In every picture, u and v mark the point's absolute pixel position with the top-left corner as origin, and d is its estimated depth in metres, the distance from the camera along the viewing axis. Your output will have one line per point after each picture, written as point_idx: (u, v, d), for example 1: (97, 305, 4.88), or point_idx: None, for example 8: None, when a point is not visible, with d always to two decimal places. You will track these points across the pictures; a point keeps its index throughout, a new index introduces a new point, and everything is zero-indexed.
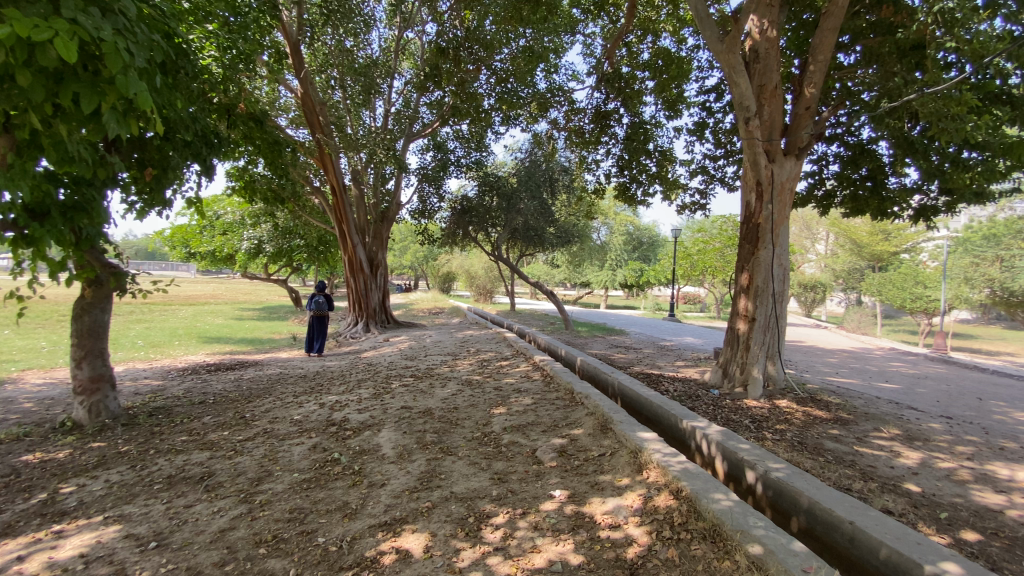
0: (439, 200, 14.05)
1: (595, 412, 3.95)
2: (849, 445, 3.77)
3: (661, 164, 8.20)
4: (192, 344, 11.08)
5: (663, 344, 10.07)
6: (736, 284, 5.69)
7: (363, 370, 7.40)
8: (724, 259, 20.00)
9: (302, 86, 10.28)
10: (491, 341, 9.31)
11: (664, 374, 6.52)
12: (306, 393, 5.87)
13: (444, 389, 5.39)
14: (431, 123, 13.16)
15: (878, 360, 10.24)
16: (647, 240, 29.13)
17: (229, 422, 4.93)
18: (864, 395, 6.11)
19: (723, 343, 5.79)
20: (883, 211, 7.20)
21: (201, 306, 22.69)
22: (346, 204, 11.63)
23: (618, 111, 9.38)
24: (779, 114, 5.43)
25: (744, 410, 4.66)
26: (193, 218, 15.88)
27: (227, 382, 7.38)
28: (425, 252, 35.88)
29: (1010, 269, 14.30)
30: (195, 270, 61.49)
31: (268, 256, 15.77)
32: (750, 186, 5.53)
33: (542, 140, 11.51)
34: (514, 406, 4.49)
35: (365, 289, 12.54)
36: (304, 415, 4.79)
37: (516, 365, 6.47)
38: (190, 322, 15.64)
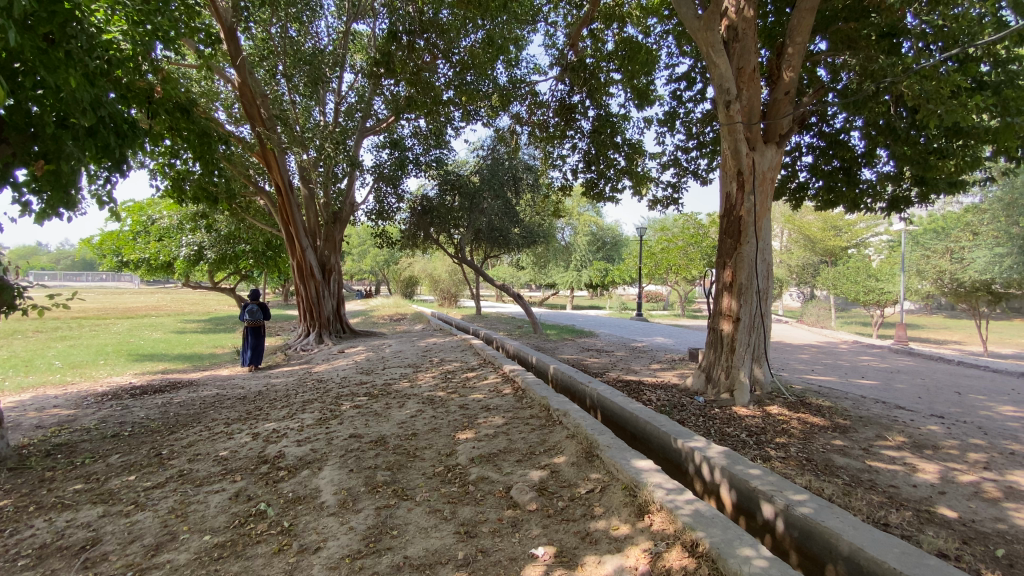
0: (397, 200, 13.28)
1: (577, 435, 3.40)
2: (860, 459, 3.36)
3: (630, 157, 7.75)
4: (118, 363, 9.90)
5: (635, 345, 9.67)
6: (717, 281, 5.27)
7: (313, 388, 6.62)
8: (688, 257, 20.01)
9: (239, 75, 9.36)
10: (455, 349, 8.67)
11: (643, 380, 6.07)
12: (241, 420, 5.06)
13: (402, 409, 4.72)
14: (386, 120, 12.38)
15: (846, 354, 10.17)
16: (611, 240, 29.06)
17: (139, 462, 4.11)
18: (849, 394, 5.82)
19: (705, 345, 5.35)
20: (856, 203, 7.00)
21: (139, 319, 20.92)
22: (293, 205, 10.74)
23: (583, 104, 8.92)
24: (758, 99, 5.03)
25: (737, 421, 4.19)
26: (124, 224, 14.51)
27: (151, 408, 6.42)
28: (384, 256, 34.66)
29: (960, 260, 14.74)
30: (138, 284, 57.90)
31: (211, 263, 14.56)
32: (730, 175, 5.09)
33: (504, 136, 10.96)
34: (482, 429, 3.88)
35: (317, 296, 11.65)
36: (231, 451, 4.03)
37: (484, 378, 5.85)
38: (123, 338, 14.22)
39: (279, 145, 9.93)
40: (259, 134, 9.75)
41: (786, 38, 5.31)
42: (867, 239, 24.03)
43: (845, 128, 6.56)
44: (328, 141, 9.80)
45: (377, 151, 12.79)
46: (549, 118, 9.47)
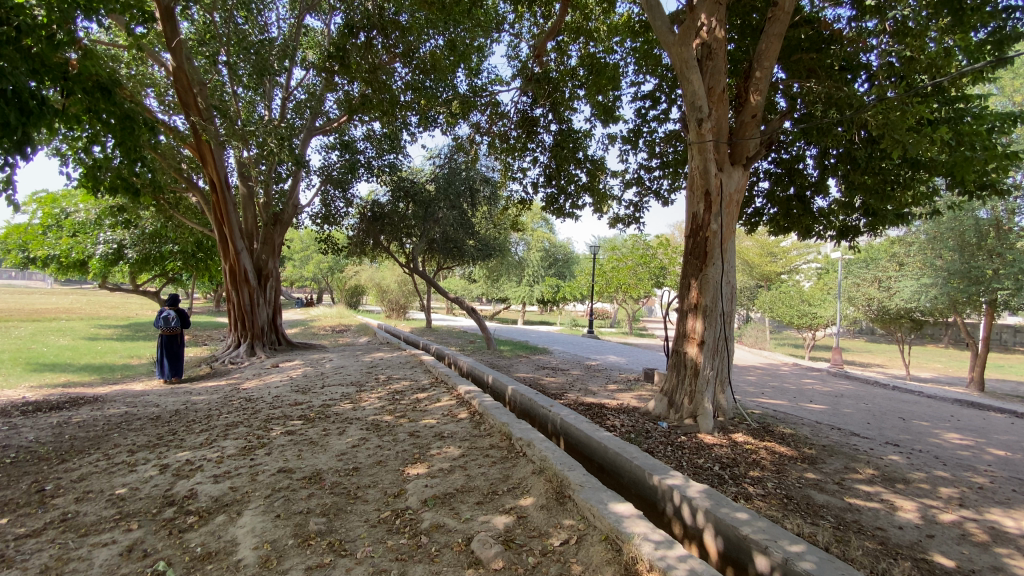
0: (346, 205, 12.58)
1: (544, 470, 3.04)
2: (838, 496, 3.21)
3: (593, 173, 7.59)
4: (10, 374, 8.60)
5: (589, 364, 9.49)
6: (680, 303, 5.11)
7: (240, 409, 5.89)
8: (638, 277, 20.31)
9: (173, 59, 8.53)
10: (404, 366, 8.12)
11: (603, 402, 5.81)
12: (148, 448, 4.33)
13: (343, 437, 4.18)
14: (337, 120, 11.73)
15: (790, 377, 10.44)
16: (563, 257, 29.36)
17: (11, 500, 3.32)
18: (805, 419, 5.82)
19: (667, 368, 5.16)
20: (808, 230, 7.13)
21: (44, 324, 18.66)
22: (228, 204, 9.88)
23: (545, 118, 8.75)
24: (726, 119, 4.95)
25: (707, 450, 3.98)
26: (33, 216, 13.00)
27: (42, 429, 5.48)
28: (328, 263, 33.13)
29: (886, 288, 15.80)
30: (50, 283, 52.95)
31: (132, 263, 13.20)
32: (697, 195, 4.95)
33: (462, 146, 10.63)
34: (435, 462, 3.44)
35: (251, 304, 10.71)
36: (132, 488, 3.35)
37: (435, 399, 5.38)
38: (20, 344, 12.52)
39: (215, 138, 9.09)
40: (193, 124, 8.93)
41: (753, 61, 5.29)
42: (799, 266, 25.50)
43: (801, 156, 6.68)
44: (272, 137, 9.08)
45: (325, 152, 12.10)
46: (509, 130, 9.23)
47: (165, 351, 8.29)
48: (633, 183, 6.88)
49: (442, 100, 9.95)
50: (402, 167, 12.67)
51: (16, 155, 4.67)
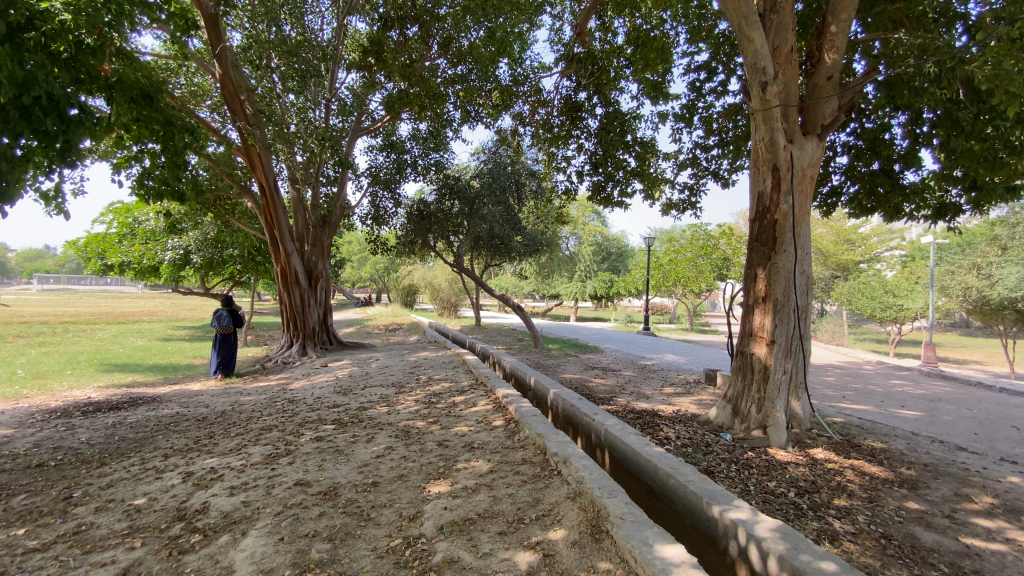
0: (393, 204, 12.56)
1: (581, 495, 2.61)
2: (951, 535, 2.57)
3: (642, 157, 6.97)
4: (86, 374, 9.15)
5: (643, 363, 8.87)
6: (745, 298, 4.49)
7: (280, 411, 5.84)
8: (698, 269, 19.13)
9: (220, 65, 8.68)
10: (447, 366, 7.88)
11: (657, 408, 5.25)
12: (181, 452, 4.28)
13: (370, 445, 3.93)
14: (381, 120, 11.69)
15: (874, 378, 9.29)
16: (617, 251, 28.45)
17: (37, 509, 3.31)
18: (897, 429, 5.00)
19: (731, 372, 4.56)
20: (897, 210, 6.17)
21: (128, 325, 20.20)
22: (278, 207, 10.08)
23: (590, 102, 8.21)
24: (796, 84, 4.29)
25: (779, 472, 3.39)
26: (111, 226, 14.00)
27: (97, 430, 5.65)
28: (384, 264, 33.88)
29: (988, 276, 13.94)
30: (141, 289, 58.43)
31: (197, 268, 13.88)
32: (762, 172, 4.31)
33: (505, 138, 10.24)
34: (461, 478, 3.09)
35: (302, 305, 10.91)
36: (150, 499, 3.24)
37: (472, 404, 5.04)
38: (103, 345, 13.48)
39: (261, 142, 9.27)
40: (241, 129, 9.11)
41: (827, 14, 4.53)
42: (880, 254, 23.24)
43: (888, 124, 5.77)
44: (313, 138, 9.10)
45: (372, 153, 12.15)
46: (553, 117, 8.76)
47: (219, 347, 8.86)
48: (687, 165, 6.21)
49: (484, 91, 9.61)
50: (447, 165, 12.49)
51: (63, 166, 4.82)
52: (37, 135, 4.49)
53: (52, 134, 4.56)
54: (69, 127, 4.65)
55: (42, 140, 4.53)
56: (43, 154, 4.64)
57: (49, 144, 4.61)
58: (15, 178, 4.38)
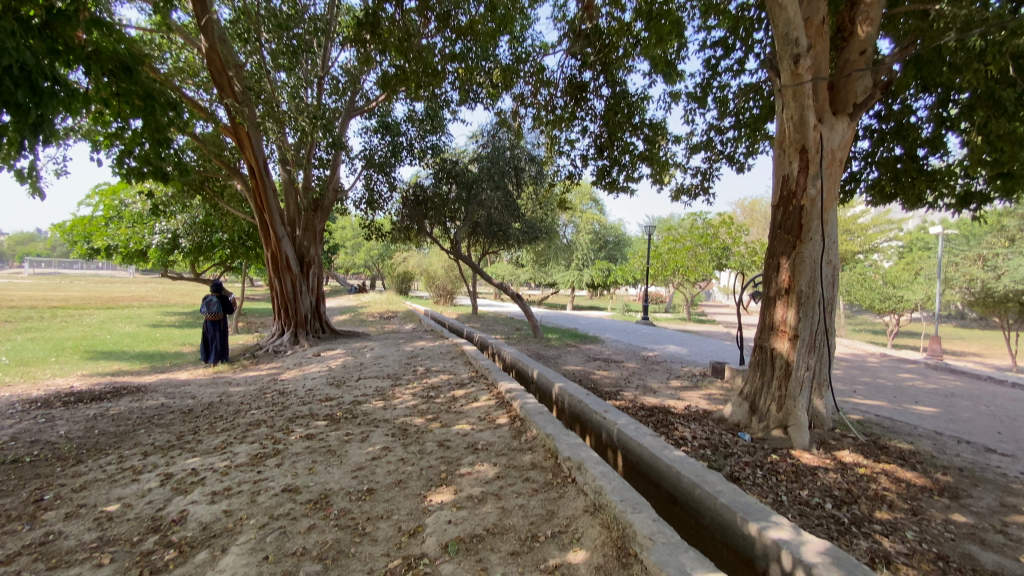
0: (389, 188, 12.15)
1: (601, 510, 2.34)
2: (1011, 555, 2.33)
3: (652, 140, 6.63)
4: (70, 362, 8.81)
5: (646, 355, 8.63)
6: (767, 289, 4.21)
7: (270, 404, 5.54)
8: (697, 259, 18.86)
9: (205, 37, 8.18)
10: (444, 357, 7.59)
11: (667, 404, 4.99)
12: (162, 450, 3.97)
13: (366, 445, 3.64)
14: (376, 100, 11.23)
15: (880, 371, 9.11)
16: (614, 240, 28.21)
17: (5, 512, 2.94)
18: (919, 428, 4.77)
19: (749, 367, 4.30)
20: (918, 198, 5.91)
21: (117, 311, 19.77)
22: (268, 189, 9.69)
23: (595, 83, 7.84)
24: (826, 59, 3.98)
25: (808, 479, 3.15)
26: (97, 208, 13.54)
27: (76, 422, 5.34)
28: (379, 251, 33.42)
29: (992, 268, 13.76)
30: (132, 273, 57.75)
31: (186, 252, 13.45)
32: (788, 154, 4.01)
33: (505, 120, 9.85)
34: (466, 484, 2.82)
35: (294, 292, 10.57)
36: (123, 505, 2.94)
37: (473, 398, 4.77)
38: (89, 331, 13.09)
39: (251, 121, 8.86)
40: (228, 107, 8.67)
41: None
42: (879, 245, 23.09)
43: (913, 106, 5.49)
44: (305, 117, 8.67)
45: (367, 134, 11.72)
46: (556, 98, 8.39)
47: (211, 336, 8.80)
48: (701, 148, 5.88)
49: (483, 69, 9.19)
50: (444, 148, 12.10)
51: (37, 143, 4.38)
52: (5, 107, 4.05)
53: (23, 107, 4.12)
54: (42, 100, 4.21)
55: (16, 115, 4.07)
56: (14, 130, 4.20)
57: (19, 118, 4.16)
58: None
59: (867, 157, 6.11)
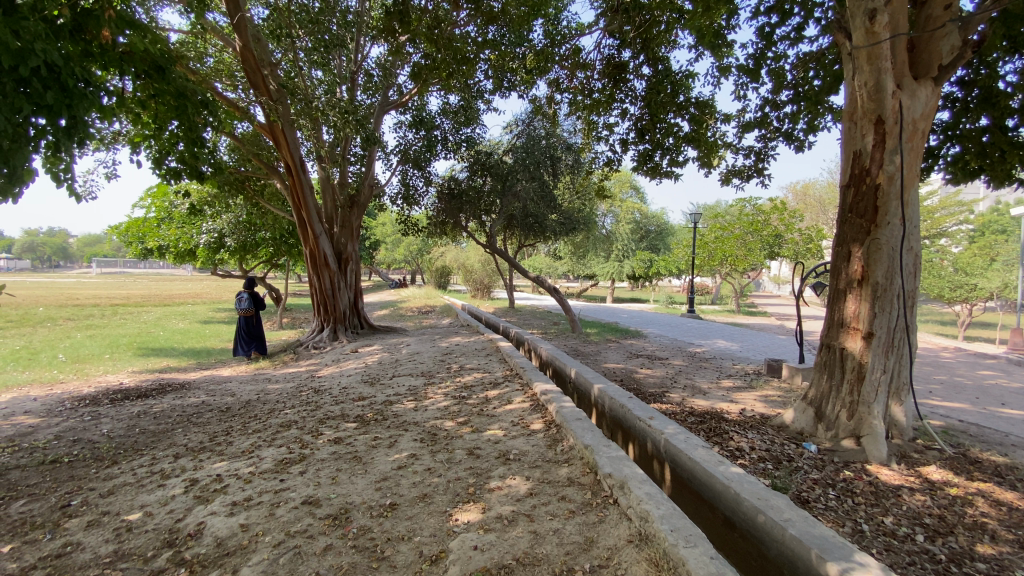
0: (424, 182, 12.03)
1: (649, 544, 2.02)
2: None
3: (698, 120, 6.15)
4: (123, 359, 9.17)
5: (692, 351, 8.16)
6: (835, 281, 3.74)
7: (304, 403, 5.49)
8: (746, 247, 17.91)
9: (239, 36, 8.16)
10: (480, 353, 7.38)
11: (718, 408, 4.58)
12: (192, 453, 3.93)
13: (393, 451, 3.44)
14: (409, 93, 11.10)
15: (957, 368, 8.26)
16: (656, 229, 27.40)
17: (31, 519, 2.94)
18: (1015, 437, 4.17)
19: (815, 368, 3.85)
20: (1009, 174, 5.19)
21: (173, 308, 20.75)
22: (305, 186, 9.73)
23: (635, 63, 7.39)
24: (906, 13, 3.45)
25: (891, 503, 2.72)
26: (150, 210, 14.13)
27: (120, 420, 5.45)
28: (418, 246, 33.76)
29: None
30: (190, 272, 61.03)
31: (231, 251, 13.84)
32: (861, 126, 3.52)
33: (540, 107, 9.50)
34: (495, 502, 2.56)
35: (332, 288, 10.65)
36: (145, 514, 2.85)
37: (507, 400, 4.51)
38: (144, 328, 13.69)
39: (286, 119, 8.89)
40: (265, 105, 8.71)
41: None
42: (948, 229, 21.30)
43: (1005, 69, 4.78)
44: (336, 112, 8.54)
45: (401, 129, 11.63)
46: (593, 82, 7.97)
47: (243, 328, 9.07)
48: (754, 125, 5.37)
49: (517, 55, 8.85)
50: (478, 140, 11.87)
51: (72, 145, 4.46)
52: (39, 110, 4.11)
53: (56, 108, 4.17)
54: (72, 100, 4.25)
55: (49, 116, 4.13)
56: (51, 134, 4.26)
57: (54, 120, 4.22)
58: (18, 158, 4.02)
59: (947, 130, 5.41)
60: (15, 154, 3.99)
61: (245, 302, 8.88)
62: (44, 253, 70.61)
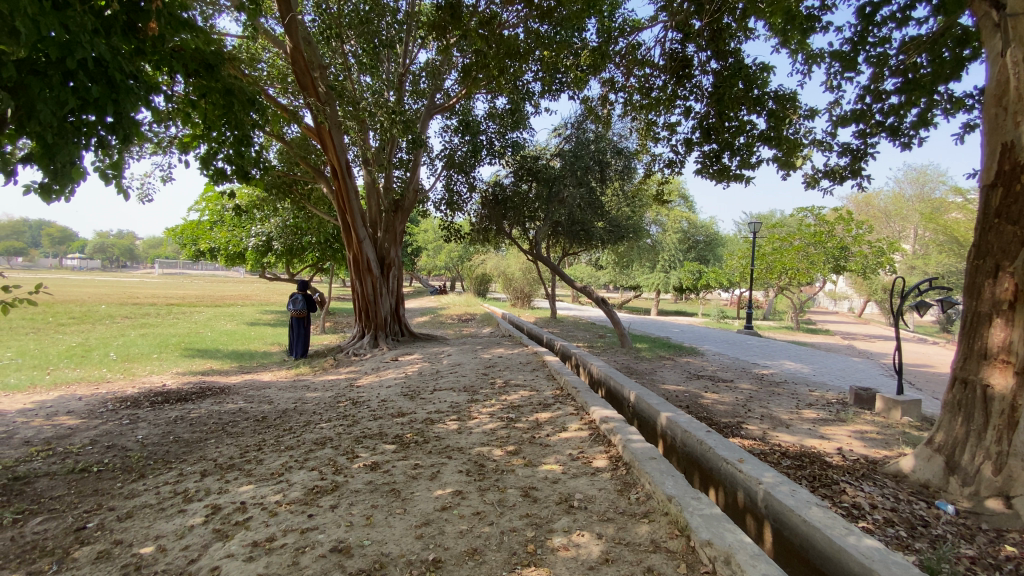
0: (468, 188, 11.70)
1: None
2: None
3: (778, 115, 5.48)
4: (169, 359, 9.20)
5: (759, 373, 7.40)
6: (974, 303, 3.05)
7: (341, 416, 5.16)
8: (809, 259, 16.68)
9: (289, 36, 7.99)
10: (526, 368, 6.91)
11: (810, 447, 3.92)
12: (220, 471, 3.60)
13: (435, 485, 2.99)
14: (456, 96, 10.84)
15: None
16: (705, 239, 26.27)
17: (42, 543, 2.61)
18: None
19: (944, 409, 3.17)
20: None
21: (223, 308, 21.34)
22: (350, 190, 9.57)
23: (701, 58, 6.77)
24: None
25: None
26: (203, 213, 14.49)
27: (156, 425, 5.27)
28: (459, 253, 33.75)
29: None
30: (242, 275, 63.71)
31: (278, 255, 13.98)
32: (1015, 112, 2.84)
33: (593, 108, 8.98)
34: (561, 570, 2.05)
35: (374, 294, 10.46)
36: (158, 548, 2.49)
37: (561, 427, 3.99)
38: (193, 329, 13.95)
39: (332, 120, 8.74)
40: (312, 107, 8.55)
41: None
42: None
43: None
44: (383, 113, 8.25)
45: (447, 134, 11.37)
46: (653, 79, 7.42)
47: (294, 329, 9.14)
48: (852, 119, 4.70)
49: (571, 52, 8.39)
50: (525, 144, 11.45)
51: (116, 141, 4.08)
52: (86, 106, 3.82)
53: (101, 104, 3.81)
54: (119, 95, 3.85)
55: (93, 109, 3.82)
56: (99, 129, 3.92)
57: (101, 117, 3.91)
58: (63, 155, 3.71)
59: None
60: (60, 151, 3.70)
61: (301, 302, 9.03)
62: (113, 254, 75.27)
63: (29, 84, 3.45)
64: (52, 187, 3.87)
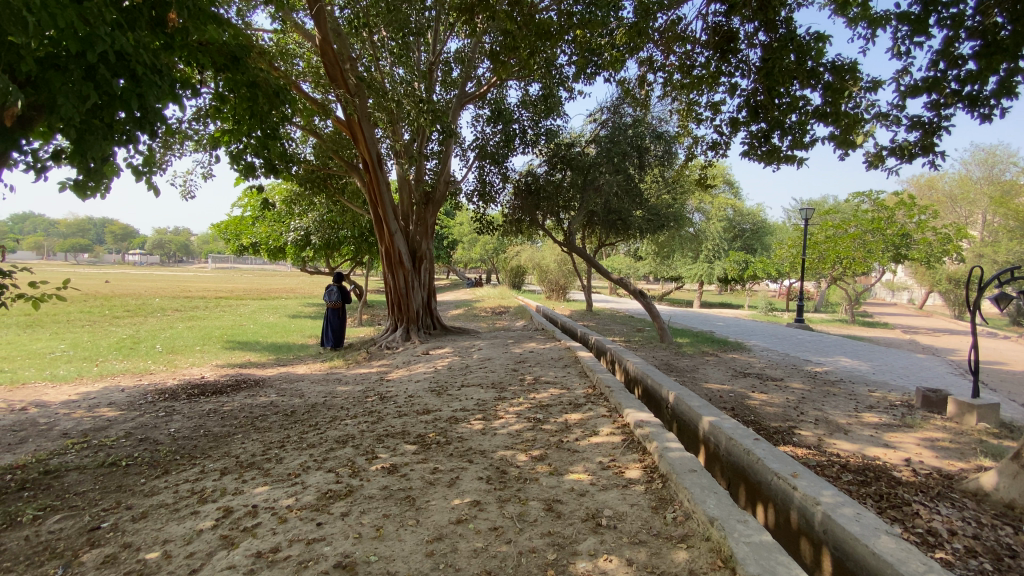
0: (501, 178, 11.46)
1: None
2: None
3: (835, 88, 4.95)
4: (210, 352, 9.45)
5: (810, 370, 6.86)
6: None
7: (366, 413, 5.05)
8: (866, 247, 15.57)
9: (317, 28, 7.92)
10: (558, 364, 6.64)
11: (873, 458, 3.48)
12: (239, 470, 3.53)
13: (452, 494, 2.78)
14: (488, 84, 10.58)
15: None
16: (751, 228, 25.09)
17: (54, 545, 2.58)
18: None
19: None
20: None
21: (268, 301, 22.01)
22: (382, 182, 9.50)
23: (749, 30, 6.24)
24: None
25: None
26: (246, 209, 14.85)
27: (189, 418, 5.33)
28: (495, 245, 33.62)
29: None
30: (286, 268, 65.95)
31: (316, 249, 14.18)
32: None
33: (630, 91, 8.52)
34: None
35: (406, 287, 10.41)
36: (163, 555, 2.39)
37: (592, 430, 3.71)
38: (237, 321, 14.38)
39: (362, 112, 8.67)
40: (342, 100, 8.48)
41: None
42: None
43: None
44: (410, 103, 8.08)
45: (479, 123, 11.14)
46: (695, 57, 6.92)
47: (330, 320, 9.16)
48: (923, 89, 4.16)
49: (606, 33, 7.98)
50: (559, 132, 11.10)
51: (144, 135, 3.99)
52: (114, 102, 3.71)
53: (126, 99, 3.70)
54: (142, 87, 3.70)
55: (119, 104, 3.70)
56: (128, 125, 3.83)
57: (129, 112, 3.79)
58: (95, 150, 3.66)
59: None
60: (93, 147, 3.65)
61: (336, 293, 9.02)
62: (170, 250, 79.35)
63: (49, 78, 3.38)
64: (87, 183, 3.85)
